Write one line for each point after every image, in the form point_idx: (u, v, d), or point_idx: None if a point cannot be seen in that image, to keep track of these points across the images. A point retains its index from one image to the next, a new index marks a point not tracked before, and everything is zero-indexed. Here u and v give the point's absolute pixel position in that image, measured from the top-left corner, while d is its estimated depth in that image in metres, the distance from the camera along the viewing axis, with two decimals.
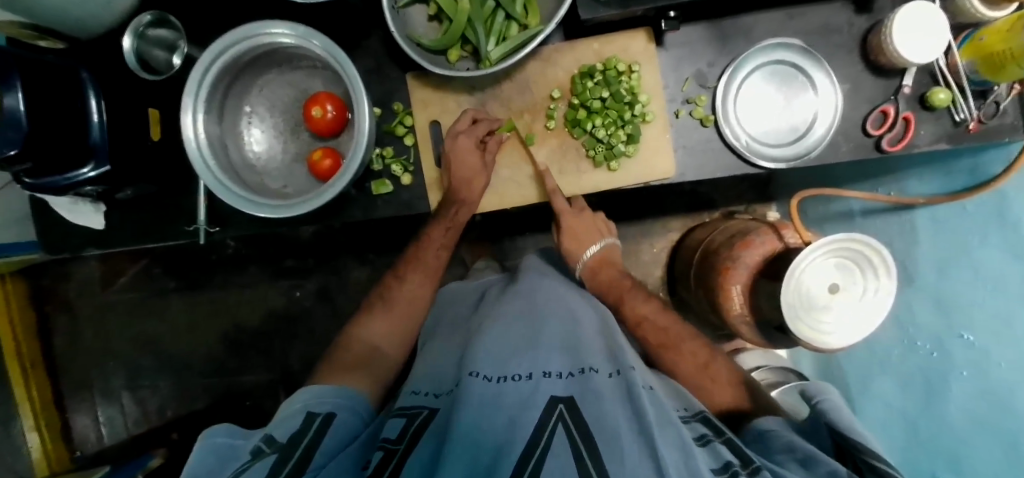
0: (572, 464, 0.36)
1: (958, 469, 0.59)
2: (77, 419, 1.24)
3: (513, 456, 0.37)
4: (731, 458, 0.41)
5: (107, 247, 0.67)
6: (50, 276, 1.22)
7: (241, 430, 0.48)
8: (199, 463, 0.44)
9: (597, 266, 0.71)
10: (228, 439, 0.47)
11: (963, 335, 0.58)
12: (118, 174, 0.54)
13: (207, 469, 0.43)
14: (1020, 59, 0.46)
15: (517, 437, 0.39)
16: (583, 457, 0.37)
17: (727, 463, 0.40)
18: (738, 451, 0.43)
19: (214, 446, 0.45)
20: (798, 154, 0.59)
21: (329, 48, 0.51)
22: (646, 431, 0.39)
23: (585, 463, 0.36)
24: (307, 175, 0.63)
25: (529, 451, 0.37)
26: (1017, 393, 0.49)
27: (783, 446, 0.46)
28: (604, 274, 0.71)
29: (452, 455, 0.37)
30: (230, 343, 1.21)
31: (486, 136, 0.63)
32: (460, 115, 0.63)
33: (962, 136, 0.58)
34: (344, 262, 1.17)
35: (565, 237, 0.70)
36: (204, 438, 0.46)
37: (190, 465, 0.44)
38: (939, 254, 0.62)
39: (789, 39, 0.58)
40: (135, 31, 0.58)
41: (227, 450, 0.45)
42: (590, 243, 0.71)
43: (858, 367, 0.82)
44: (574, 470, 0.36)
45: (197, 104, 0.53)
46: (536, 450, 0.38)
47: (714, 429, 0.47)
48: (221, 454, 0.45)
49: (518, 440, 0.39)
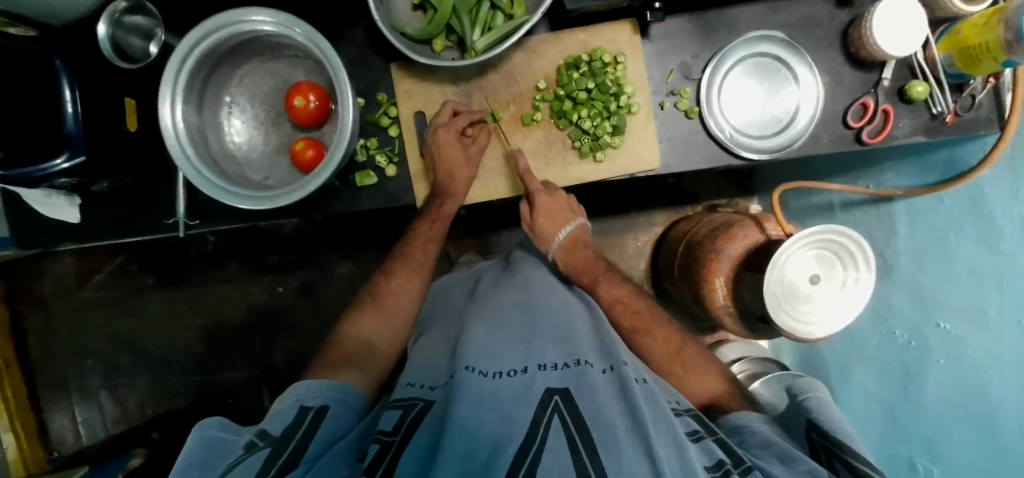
0: (569, 460, 0.35)
1: (932, 451, 0.61)
2: (54, 420, 1.21)
3: (510, 451, 0.36)
4: (723, 456, 0.41)
5: (82, 241, 0.65)
6: (25, 273, 1.18)
7: (235, 425, 0.47)
8: (191, 456, 0.43)
9: (571, 246, 0.70)
10: (220, 433, 0.45)
11: (938, 323, 0.59)
12: (94, 165, 0.52)
13: (198, 463, 0.42)
14: (996, 53, 0.47)
15: (514, 432, 0.39)
16: (582, 453, 0.36)
17: (720, 461, 0.40)
18: (730, 451, 0.43)
19: (205, 439, 0.44)
20: (781, 145, 0.60)
21: (311, 36, 0.50)
22: (641, 429, 0.39)
23: (583, 464, 0.35)
24: (289, 166, 0.62)
25: (525, 448, 0.37)
26: (996, 377, 0.51)
27: (760, 443, 0.46)
28: (577, 254, 0.70)
29: (446, 452, 0.36)
30: (212, 340, 1.19)
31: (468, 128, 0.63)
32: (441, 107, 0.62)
33: (939, 128, 0.59)
34: (327, 256, 1.16)
35: (539, 216, 0.66)
36: (195, 432, 0.45)
37: (182, 457, 0.43)
38: (915, 245, 0.63)
39: (772, 32, 0.59)
40: (110, 18, 0.56)
41: (220, 444, 0.44)
42: (563, 224, 0.68)
43: (837, 357, 0.84)
44: (572, 468, 0.35)
45: (175, 93, 0.52)
46: (533, 445, 0.37)
47: (706, 427, 0.47)
48: (213, 448, 0.44)
49: (515, 436, 0.38)
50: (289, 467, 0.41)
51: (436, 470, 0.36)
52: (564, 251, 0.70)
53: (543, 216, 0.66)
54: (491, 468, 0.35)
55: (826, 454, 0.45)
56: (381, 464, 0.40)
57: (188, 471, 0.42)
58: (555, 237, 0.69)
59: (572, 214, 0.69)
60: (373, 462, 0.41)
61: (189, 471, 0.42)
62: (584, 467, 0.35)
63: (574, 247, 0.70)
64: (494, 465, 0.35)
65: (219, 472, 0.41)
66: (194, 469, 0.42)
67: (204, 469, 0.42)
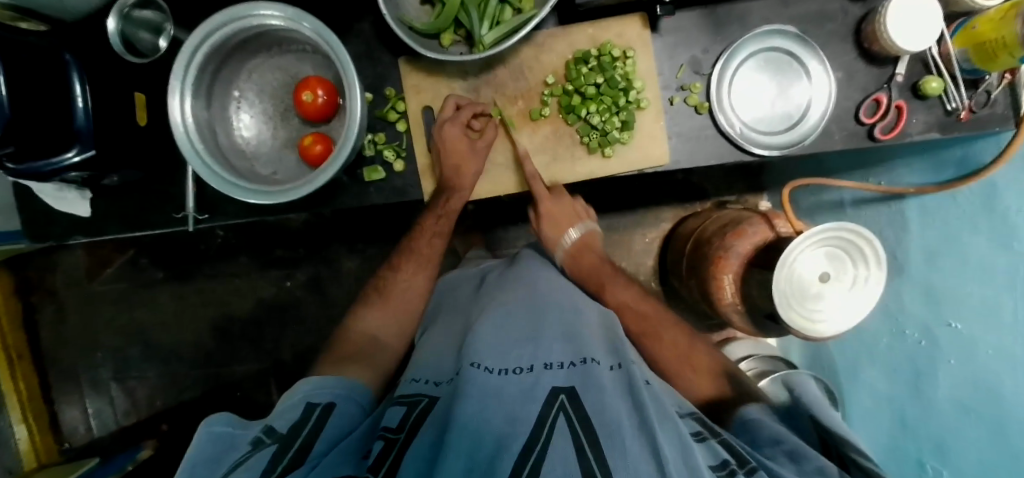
0: (574, 457, 0.36)
1: (942, 450, 0.61)
2: (66, 412, 1.23)
3: (514, 449, 0.36)
4: (728, 456, 0.41)
5: (93, 235, 0.66)
6: (36, 266, 1.20)
7: (241, 419, 0.47)
8: (198, 450, 0.42)
9: (578, 250, 0.73)
10: (228, 428, 0.45)
11: (949, 322, 0.59)
12: (105, 159, 0.52)
13: (206, 459, 0.42)
14: (1012, 48, 0.46)
15: (518, 430, 0.39)
16: (586, 451, 0.36)
17: (725, 461, 0.40)
18: (734, 450, 0.42)
19: (212, 434, 0.44)
20: (792, 141, 0.60)
21: (319, 30, 0.50)
22: (647, 426, 0.39)
23: (588, 461, 0.35)
24: (297, 161, 0.62)
25: (530, 446, 0.37)
26: (1008, 378, 0.50)
27: (770, 439, 0.45)
28: (585, 258, 0.73)
29: (451, 449, 0.37)
30: (221, 334, 1.20)
31: (473, 121, 0.62)
32: (444, 101, 0.62)
33: (954, 125, 0.58)
34: (335, 251, 1.17)
35: (545, 222, 0.71)
36: (203, 426, 0.44)
37: (189, 451, 0.43)
38: (927, 244, 0.62)
39: (784, 26, 0.58)
40: (121, 12, 0.57)
41: (227, 439, 0.44)
42: (569, 228, 0.72)
43: (846, 356, 0.84)
44: (577, 466, 0.35)
45: (184, 88, 0.52)
46: (537, 443, 0.37)
47: (709, 427, 0.47)
48: (222, 443, 0.43)
49: (519, 434, 0.38)
50: (296, 465, 0.41)
51: (442, 466, 0.36)
52: (571, 256, 0.73)
53: (548, 219, 0.71)
54: (495, 466, 0.36)
55: (838, 455, 0.45)
56: (385, 462, 0.41)
57: (195, 467, 0.41)
58: (562, 241, 0.73)
59: (579, 219, 0.74)
60: (375, 461, 0.41)
61: (197, 466, 0.41)
62: (588, 466, 0.35)
63: (583, 250, 0.73)
64: (499, 463, 0.36)
65: (227, 467, 0.41)
66: (202, 464, 0.42)
67: (212, 465, 0.42)
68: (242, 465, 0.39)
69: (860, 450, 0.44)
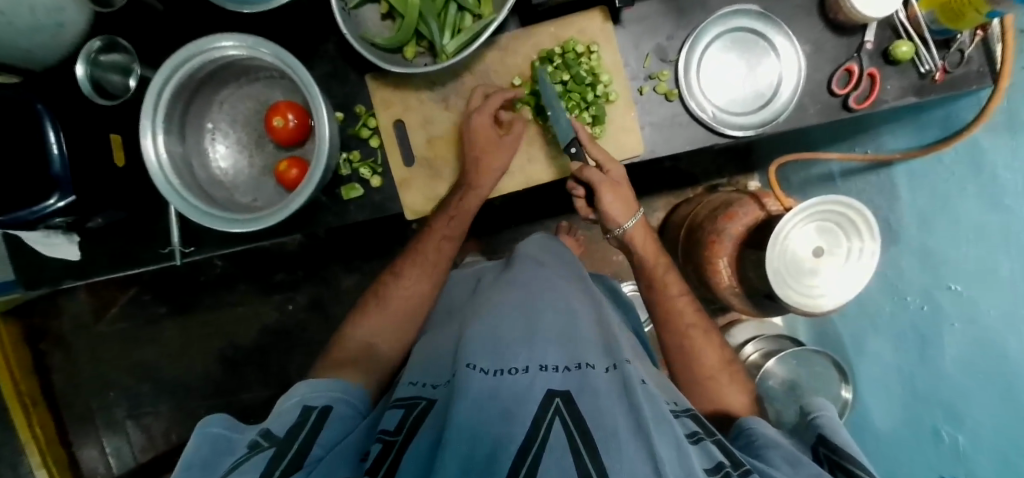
0: (571, 460, 0.35)
1: (954, 417, 0.60)
2: (84, 453, 1.24)
3: (511, 453, 0.36)
4: (722, 458, 0.41)
5: (83, 277, 0.67)
6: (42, 313, 1.21)
7: (239, 421, 0.47)
8: (195, 453, 0.43)
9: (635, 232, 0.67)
10: (227, 431, 0.45)
11: (950, 285, 0.58)
12: (87, 204, 0.53)
13: (202, 461, 0.42)
14: (978, 5, 0.46)
15: (514, 432, 0.39)
16: (581, 451, 0.36)
17: (719, 464, 0.40)
18: (729, 453, 0.43)
19: (210, 436, 0.44)
20: (765, 119, 0.59)
21: (279, 55, 0.50)
22: (643, 429, 0.39)
23: (584, 463, 0.35)
24: (275, 186, 0.62)
25: (527, 447, 0.37)
26: (1010, 335, 0.49)
27: (767, 442, 0.46)
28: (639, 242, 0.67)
29: (448, 449, 0.36)
30: (229, 362, 1.21)
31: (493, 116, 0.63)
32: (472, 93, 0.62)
33: (930, 87, 0.58)
34: (333, 270, 1.18)
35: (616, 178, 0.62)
36: (201, 428, 0.45)
37: (185, 453, 0.43)
38: (917, 208, 0.62)
39: (746, 5, 0.58)
40: (87, 58, 0.58)
41: (224, 442, 0.44)
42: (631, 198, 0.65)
43: (851, 328, 0.82)
44: (573, 468, 0.35)
45: (156, 125, 0.52)
46: (534, 446, 0.37)
47: (704, 428, 0.47)
48: (220, 447, 0.43)
49: (516, 436, 0.38)
50: (292, 471, 0.41)
51: (438, 467, 0.36)
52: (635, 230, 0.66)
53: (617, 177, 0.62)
54: (493, 469, 0.36)
55: (832, 465, 0.44)
56: (382, 466, 0.40)
57: (192, 470, 0.41)
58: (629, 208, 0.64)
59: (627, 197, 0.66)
60: (374, 464, 0.41)
61: (194, 469, 0.41)
62: (585, 468, 0.35)
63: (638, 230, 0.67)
64: (498, 464, 0.35)
65: (223, 470, 0.41)
66: (198, 468, 0.41)
67: (209, 468, 0.42)
68: (237, 469, 0.39)
69: (848, 456, 0.44)
